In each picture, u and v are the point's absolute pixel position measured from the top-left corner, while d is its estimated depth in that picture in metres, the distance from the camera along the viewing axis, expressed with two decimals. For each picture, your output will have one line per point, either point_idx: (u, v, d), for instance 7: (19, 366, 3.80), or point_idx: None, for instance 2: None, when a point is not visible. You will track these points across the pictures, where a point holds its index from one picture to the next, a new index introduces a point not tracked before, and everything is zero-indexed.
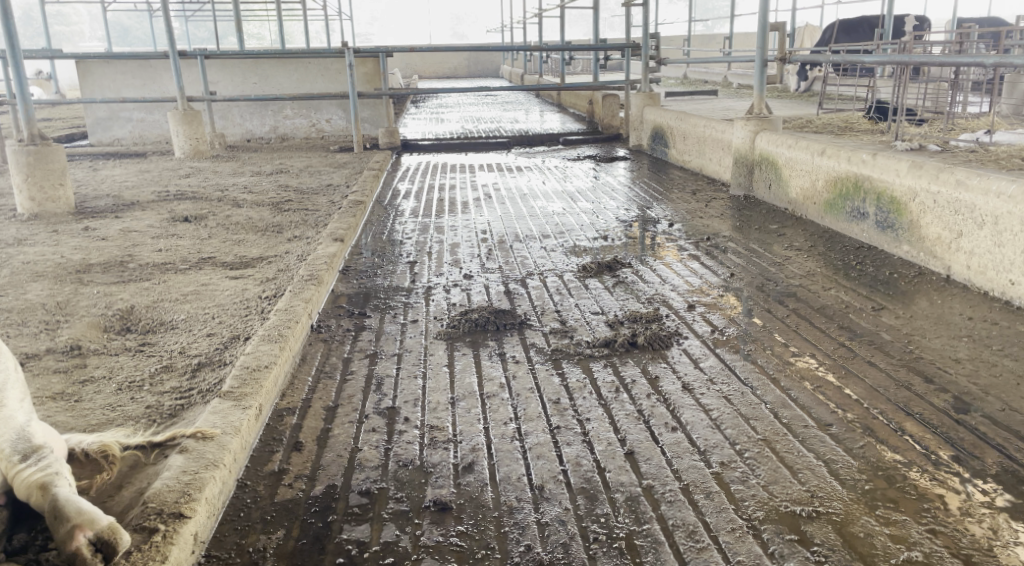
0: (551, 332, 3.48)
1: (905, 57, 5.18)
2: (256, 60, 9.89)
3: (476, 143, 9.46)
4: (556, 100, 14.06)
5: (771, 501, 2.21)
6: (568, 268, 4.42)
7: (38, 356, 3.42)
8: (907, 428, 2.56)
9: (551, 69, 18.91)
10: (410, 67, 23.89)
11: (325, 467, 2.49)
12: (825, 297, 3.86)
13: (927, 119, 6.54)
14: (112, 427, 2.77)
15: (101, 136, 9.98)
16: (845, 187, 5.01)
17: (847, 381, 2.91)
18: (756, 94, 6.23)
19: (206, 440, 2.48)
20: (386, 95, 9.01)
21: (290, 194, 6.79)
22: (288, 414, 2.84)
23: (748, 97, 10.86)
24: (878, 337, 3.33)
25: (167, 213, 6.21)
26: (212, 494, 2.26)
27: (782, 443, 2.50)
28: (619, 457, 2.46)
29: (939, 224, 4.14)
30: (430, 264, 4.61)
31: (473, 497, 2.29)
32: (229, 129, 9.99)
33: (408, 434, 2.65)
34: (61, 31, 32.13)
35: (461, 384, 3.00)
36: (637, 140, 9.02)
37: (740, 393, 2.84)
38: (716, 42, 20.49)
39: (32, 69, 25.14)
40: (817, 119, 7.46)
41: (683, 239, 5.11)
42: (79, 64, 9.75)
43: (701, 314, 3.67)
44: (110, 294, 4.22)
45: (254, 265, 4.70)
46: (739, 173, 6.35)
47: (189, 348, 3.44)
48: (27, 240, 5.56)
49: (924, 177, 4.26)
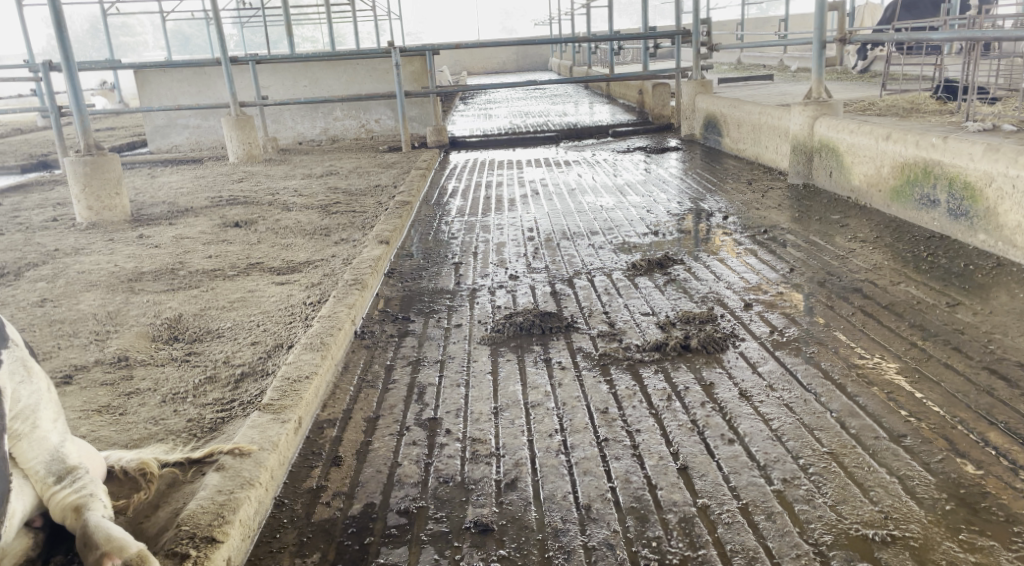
0: (599, 335, 3.34)
1: (975, 33, 4.87)
2: (306, 63, 9.93)
3: (524, 139, 9.33)
4: (606, 91, 13.85)
5: (839, 524, 2.04)
6: (617, 267, 4.26)
7: (86, 368, 3.41)
8: (991, 439, 2.35)
9: (601, 58, 18.66)
10: (459, 63, 24.06)
11: (363, 484, 2.39)
12: (894, 293, 3.63)
13: (999, 99, 6.18)
14: (153, 443, 2.72)
15: (159, 143, 10.16)
16: (913, 173, 4.73)
17: (922, 386, 2.70)
18: (815, 78, 5.95)
19: (243, 457, 2.40)
20: (433, 93, 8.91)
21: (339, 196, 6.77)
22: (328, 426, 2.75)
23: (806, 81, 10.50)
24: (954, 336, 3.10)
25: (219, 219, 6.24)
26: (246, 516, 2.18)
27: (851, 457, 2.32)
28: (672, 472, 2.31)
29: (1019, 211, 3.87)
30: (475, 265, 4.51)
31: (516, 517, 2.17)
32: (281, 133, 10.07)
33: (450, 448, 2.54)
34: (125, 41, 33.02)
35: (505, 393, 2.88)
36: (690, 128, 8.77)
37: (802, 401, 2.66)
38: (771, 24, 20.01)
39: (97, 79, 26.01)
40: (878, 101, 7.13)
41: (738, 232, 4.90)
42: (137, 73, 9.93)
43: (760, 314, 3.48)
44: (159, 302, 4.23)
45: (301, 269, 4.66)
46: (798, 161, 6.09)
47: (234, 358, 3.40)
48: (84, 249, 5.64)
49: (1001, 161, 3.98)
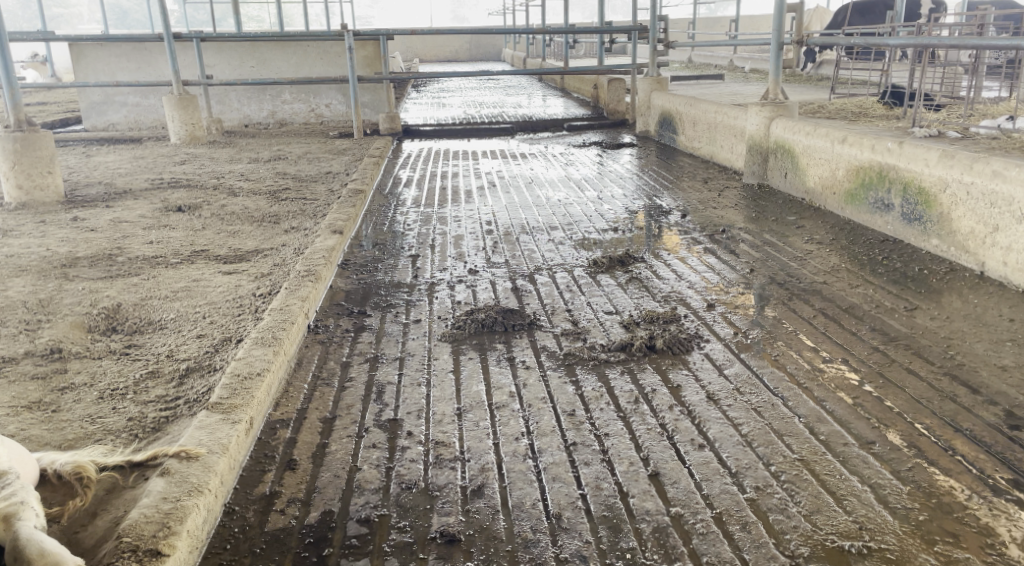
0: (563, 334, 3.26)
1: (927, 38, 4.90)
2: (252, 43, 9.61)
3: (478, 129, 9.20)
4: (560, 85, 13.78)
5: (815, 535, 2.02)
6: (578, 263, 4.20)
7: (15, 361, 3.19)
8: (958, 447, 2.35)
9: (555, 51, 18.57)
10: (411, 51, 23.76)
11: (320, 489, 2.27)
12: (853, 296, 3.64)
13: (944, 105, 6.28)
14: (90, 443, 2.54)
15: (94, 121, 9.73)
16: (868, 177, 4.77)
17: (887, 392, 2.69)
18: (772, 78, 5.95)
19: (191, 461, 2.25)
20: (387, 79, 8.70)
21: (288, 182, 6.55)
22: (282, 427, 2.61)
23: (754, 81, 10.71)
24: (914, 340, 3.11)
25: (160, 202, 5.97)
26: (194, 526, 2.04)
27: (822, 464, 2.29)
28: (643, 479, 2.25)
29: (973, 218, 3.91)
30: (433, 258, 4.39)
31: (484, 527, 2.08)
32: (225, 114, 9.74)
33: (412, 451, 2.43)
34: (59, 13, 31.52)
35: (468, 393, 2.78)
36: (644, 125, 8.77)
37: (770, 405, 2.63)
38: (723, 24, 20.18)
39: (28, 51, 24.90)
40: (829, 104, 7.21)
41: (696, 230, 4.88)
42: (72, 46, 9.48)
43: (722, 314, 3.45)
44: (95, 290, 3.99)
45: (249, 259, 4.47)
46: (753, 162, 6.11)
47: (178, 352, 3.22)
48: (13, 231, 5.33)
49: (955, 167, 4.03)
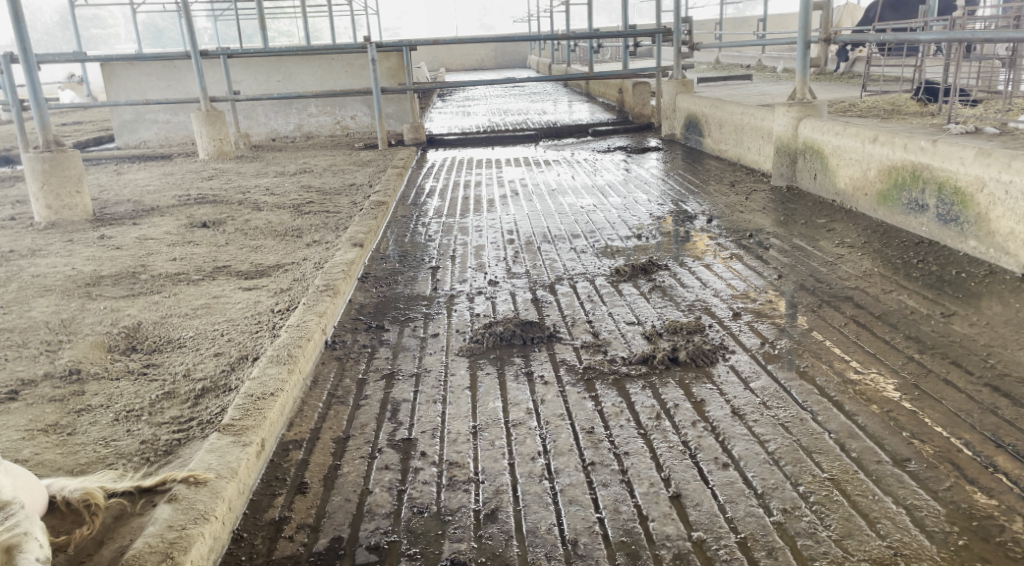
0: (583, 347, 3.18)
1: (961, 32, 4.74)
2: (278, 58, 9.66)
3: (503, 137, 9.15)
4: (586, 90, 13.67)
5: (846, 562, 1.91)
6: (600, 272, 4.11)
7: (34, 383, 3.18)
8: (999, 464, 2.22)
9: (581, 55, 18.45)
10: (437, 59, 23.82)
11: (330, 514, 2.21)
12: (887, 302, 3.50)
13: (980, 100, 6.08)
14: (102, 468, 2.52)
15: (126, 139, 9.85)
16: (901, 177, 4.62)
17: (923, 404, 2.56)
18: (800, 78, 5.80)
19: (199, 486, 2.20)
20: (410, 90, 8.68)
21: (312, 195, 6.55)
22: (294, 448, 2.56)
23: (788, 82, 10.32)
24: (952, 349, 2.97)
25: (186, 219, 6.00)
26: (199, 555, 1.99)
27: (853, 483, 2.18)
28: (664, 501, 2.16)
29: (1012, 218, 3.75)
30: (453, 269, 4.33)
31: (496, 554, 2.01)
32: (253, 129, 9.81)
33: (425, 473, 2.36)
34: (96, 34, 32.25)
35: (484, 410, 2.71)
36: (670, 129, 8.64)
37: (798, 420, 2.51)
38: (750, 24, 19.90)
39: (64, 72, 25.43)
40: (859, 102, 7.03)
41: (723, 236, 4.75)
42: (103, 66, 9.62)
43: (748, 324, 3.34)
44: (117, 309, 3.99)
45: (270, 274, 4.45)
46: (782, 163, 5.96)
47: (195, 371, 3.19)
48: (41, 250, 5.37)
49: (993, 166, 3.87)
